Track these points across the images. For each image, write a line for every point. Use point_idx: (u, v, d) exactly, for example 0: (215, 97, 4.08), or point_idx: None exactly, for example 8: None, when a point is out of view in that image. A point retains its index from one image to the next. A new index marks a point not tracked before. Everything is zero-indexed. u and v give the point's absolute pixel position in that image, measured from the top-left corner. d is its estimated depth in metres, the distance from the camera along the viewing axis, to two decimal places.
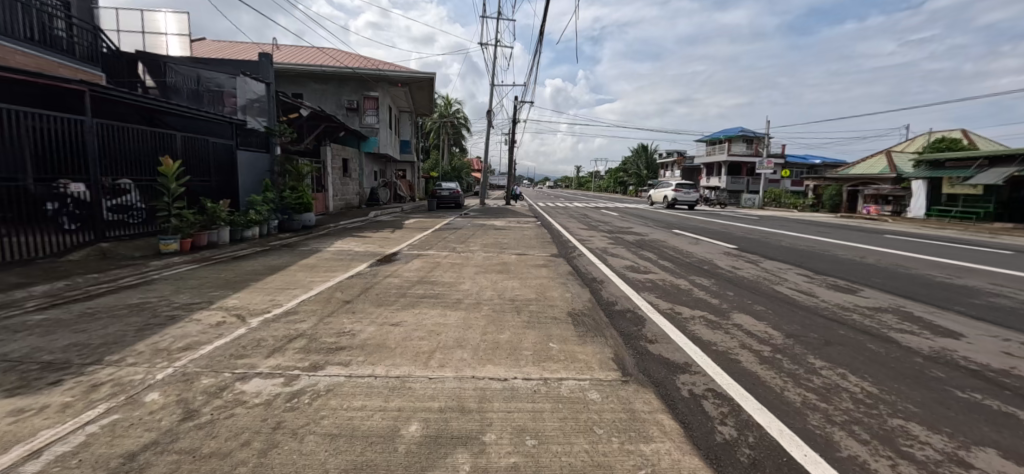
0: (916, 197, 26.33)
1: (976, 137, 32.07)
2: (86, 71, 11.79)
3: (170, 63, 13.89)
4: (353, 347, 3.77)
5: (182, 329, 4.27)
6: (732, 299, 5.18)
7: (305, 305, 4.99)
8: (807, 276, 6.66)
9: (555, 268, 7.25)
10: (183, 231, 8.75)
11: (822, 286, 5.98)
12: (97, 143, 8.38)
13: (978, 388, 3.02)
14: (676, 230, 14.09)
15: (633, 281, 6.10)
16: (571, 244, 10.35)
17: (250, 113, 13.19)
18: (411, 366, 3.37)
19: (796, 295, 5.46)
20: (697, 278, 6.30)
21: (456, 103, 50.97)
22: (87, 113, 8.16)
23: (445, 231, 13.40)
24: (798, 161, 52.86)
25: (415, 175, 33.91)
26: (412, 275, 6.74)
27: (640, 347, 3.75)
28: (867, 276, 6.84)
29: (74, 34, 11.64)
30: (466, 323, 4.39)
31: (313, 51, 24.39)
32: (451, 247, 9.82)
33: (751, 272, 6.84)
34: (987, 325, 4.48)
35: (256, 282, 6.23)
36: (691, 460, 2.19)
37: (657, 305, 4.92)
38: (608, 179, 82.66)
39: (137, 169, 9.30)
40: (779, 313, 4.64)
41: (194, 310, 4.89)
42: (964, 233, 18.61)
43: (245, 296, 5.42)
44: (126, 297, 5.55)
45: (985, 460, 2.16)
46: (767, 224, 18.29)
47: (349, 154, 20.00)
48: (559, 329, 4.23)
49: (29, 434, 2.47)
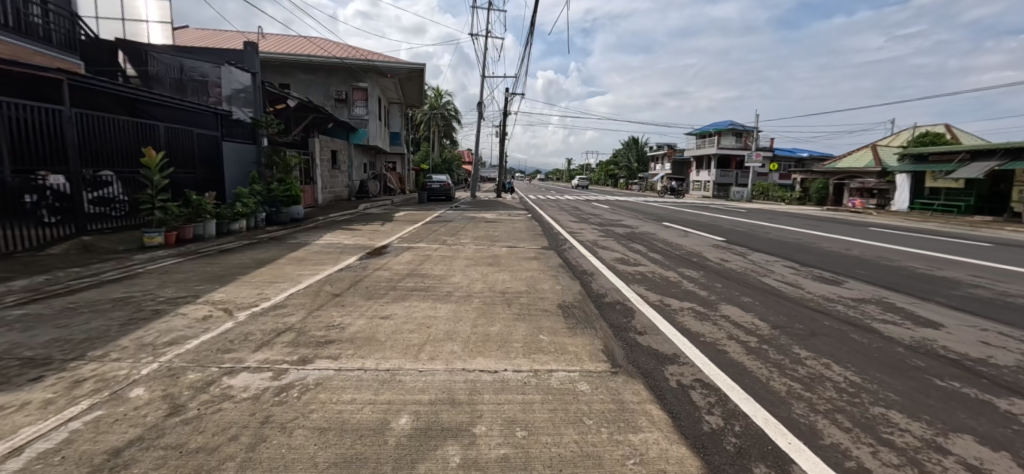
0: (900, 190, 26.84)
1: (959, 132, 32.74)
2: (64, 60, 11.41)
3: (152, 52, 13.47)
4: (344, 340, 3.75)
5: (168, 324, 4.20)
6: (720, 292, 5.23)
7: (294, 299, 4.94)
8: (793, 268, 6.75)
9: (545, 260, 7.27)
10: (168, 223, 8.59)
11: (808, 278, 6.09)
12: (77, 134, 8.16)
13: (957, 376, 3.11)
14: (665, 223, 14.17)
15: (623, 273, 6.13)
16: (561, 236, 10.36)
17: (235, 103, 12.97)
18: (402, 359, 3.36)
19: (783, 286, 5.54)
20: (686, 270, 6.37)
21: (445, 96, 50.72)
22: (65, 103, 7.92)
23: (436, 223, 13.34)
24: (785, 154, 53.48)
25: (404, 168, 33.63)
26: (403, 268, 6.71)
27: (630, 339, 3.79)
28: (852, 267, 6.98)
29: (51, 20, 11.26)
30: (456, 315, 4.39)
31: (302, 40, 24.03)
32: (442, 240, 9.79)
33: (739, 264, 6.94)
34: (966, 315, 4.60)
35: (243, 275, 6.15)
36: (678, 449, 2.22)
37: (647, 297, 4.96)
38: (598, 173, 83.77)
39: (118, 160, 9.08)
40: (765, 304, 4.71)
41: (179, 304, 4.80)
42: (944, 225, 19.08)
43: (232, 290, 5.34)
44: (111, 291, 5.44)
45: (961, 446, 2.22)
46: (755, 217, 18.50)
47: (338, 146, 19.75)
48: (549, 321, 4.24)
49: (9, 431, 2.42)
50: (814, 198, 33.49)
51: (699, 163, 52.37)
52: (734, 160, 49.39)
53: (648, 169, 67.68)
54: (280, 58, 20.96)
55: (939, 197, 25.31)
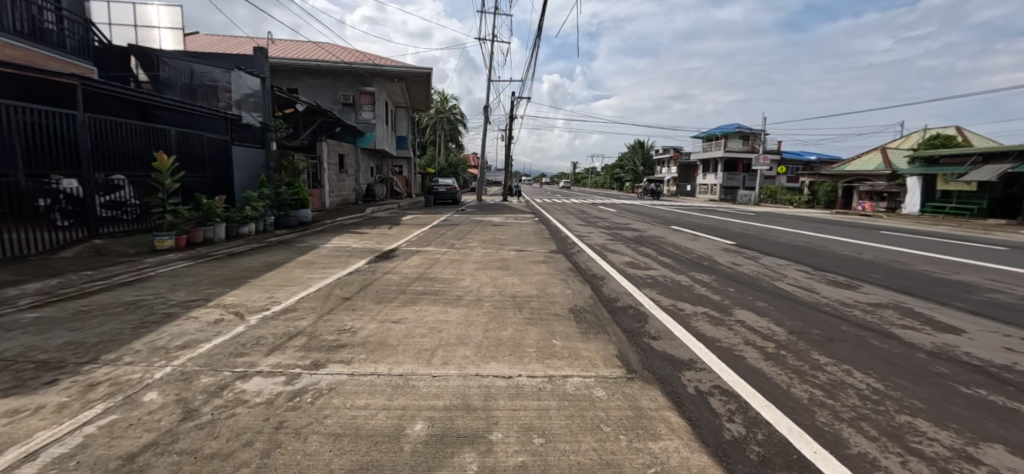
0: (910, 193, 26.61)
1: (969, 134, 32.42)
2: (78, 65, 11.59)
3: (161, 57, 13.51)
4: (355, 344, 3.73)
5: (180, 327, 4.20)
6: (734, 295, 5.14)
7: (304, 302, 4.93)
8: (807, 272, 6.65)
9: (554, 264, 7.22)
10: (178, 227, 8.63)
11: (822, 282, 5.99)
12: (90, 138, 8.27)
13: (982, 383, 3.02)
14: (672, 227, 14.06)
15: (633, 277, 6.07)
16: (569, 240, 10.30)
17: (244, 107, 13.15)
18: (414, 364, 3.33)
19: (797, 291, 5.45)
20: (697, 274, 6.28)
21: (452, 99, 50.99)
22: (79, 107, 8.03)
23: (444, 227, 13.32)
24: (793, 157, 53.19)
25: (411, 171, 33.67)
26: (412, 271, 6.69)
27: (644, 343, 3.73)
28: (866, 271, 6.86)
29: (64, 27, 11.45)
30: (468, 320, 4.35)
31: (310, 45, 24.19)
32: (450, 243, 9.77)
33: (751, 268, 6.84)
34: (986, 320, 4.50)
35: (253, 279, 6.14)
36: (700, 457, 2.17)
37: (659, 302, 4.86)
38: (603, 176, 83.86)
39: (129, 164, 9.17)
40: (780, 309, 4.61)
41: (190, 307, 4.81)
42: (957, 229, 18.80)
43: (243, 293, 5.35)
44: (123, 294, 5.47)
45: (993, 457, 2.15)
46: (765, 220, 18.30)
47: (345, 150, 19.85)
48: (561, 326, 4.19)
49: (26, 434, 2.43)
50: (823, 201, 33.19)
51: (705, 166, 52.19)
52: (741, 163, 49.23)
53: (653, 172, 67.55)
54: (288, 63, 21.14)
55: (951, 200, 25.05)
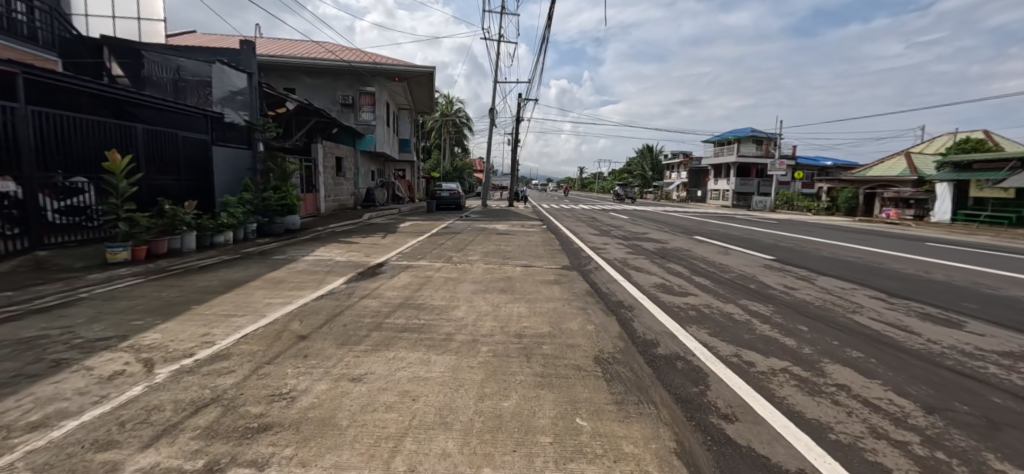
0: (940, 200, 24.91)
1: (999, 138, 30.87)
2: (36, 55, 10.51)
3: (141, 49, 12.42)
4: (284, 425, 2.51)
5: (56, 387, 3.02)
6: (811, 339, 3.86)
7: (243, 345, 3.72)
8: (883, 300, 5.36)
9: (568, 286, 6.01)
10: (136, 237, 7.55)
11: (912, 316, 4.70)
12: (35, 135, 7.22)
13: None
14: (697, 237, 12.75)
15: (671, 308, 4.80)
16: (583, 253, 9.08)
17: (229, 106, 11.98)
18: (363, 471, 2.11)
19: (891, 331, 4.15)
20: (751, 304, 5.00)
21: (456, 103, 50.00)
22: (19, 99, 6.94)
23: (444, 235, 12.18)
24: (807, 162, 51.70)
25: (414, 175, 32.61)
26: (396, 295, 5.48)
27: (713, 427, 2.50)
28: (955, 299, 5.55)
29: (22, 13, 10.34)
30: (456, 378, 3.13)
31: (308, 43, 23.22)
32: (447, 256, 8.58)
33: (812, 294, 5.55)
34: None
35: (198, 305, 4.96)
36: None
37: (716, 351, 3.56)
38: (611, 181, 82.64)
39: (88, 165, 8.20)
40: (888, 365, 3.32)
41: (94, 351, 3.62)
42: (998, 239, 17.40)
43: (173, 329, 4.16)
44: (24, 327, 4.28)
45: None
46: (791, 229, 17.01)
47: (341, 152, 18.79)
48: (586, 391, 2.96)
49: None
50: (844, 208, 31.69)
51: (718, 171, 50.74)
52: (755, 168, 47.89)
53: (662, 177, 66.07)
54: (285, 63, 20.19)
55: (985, 207, 23.56)
